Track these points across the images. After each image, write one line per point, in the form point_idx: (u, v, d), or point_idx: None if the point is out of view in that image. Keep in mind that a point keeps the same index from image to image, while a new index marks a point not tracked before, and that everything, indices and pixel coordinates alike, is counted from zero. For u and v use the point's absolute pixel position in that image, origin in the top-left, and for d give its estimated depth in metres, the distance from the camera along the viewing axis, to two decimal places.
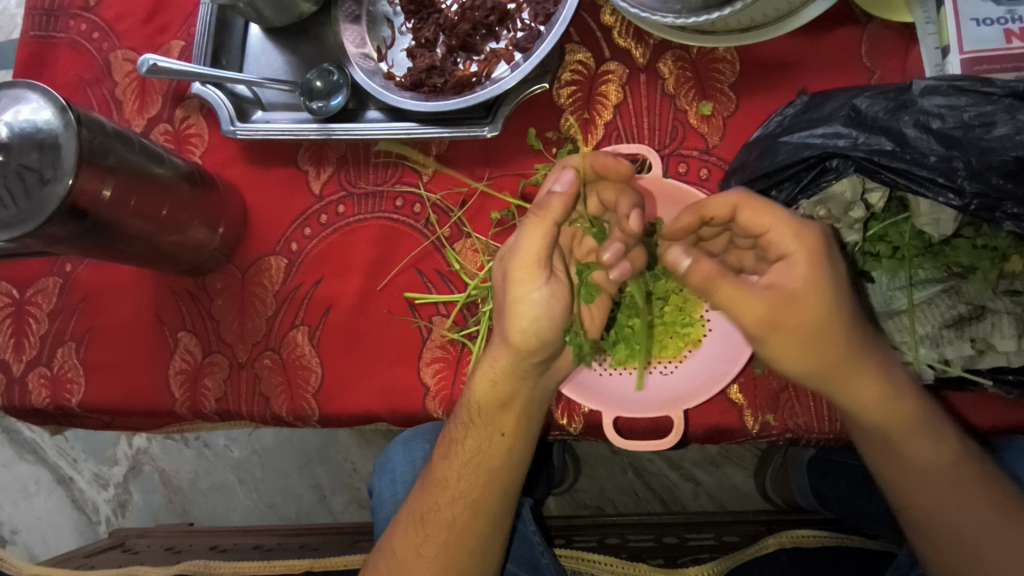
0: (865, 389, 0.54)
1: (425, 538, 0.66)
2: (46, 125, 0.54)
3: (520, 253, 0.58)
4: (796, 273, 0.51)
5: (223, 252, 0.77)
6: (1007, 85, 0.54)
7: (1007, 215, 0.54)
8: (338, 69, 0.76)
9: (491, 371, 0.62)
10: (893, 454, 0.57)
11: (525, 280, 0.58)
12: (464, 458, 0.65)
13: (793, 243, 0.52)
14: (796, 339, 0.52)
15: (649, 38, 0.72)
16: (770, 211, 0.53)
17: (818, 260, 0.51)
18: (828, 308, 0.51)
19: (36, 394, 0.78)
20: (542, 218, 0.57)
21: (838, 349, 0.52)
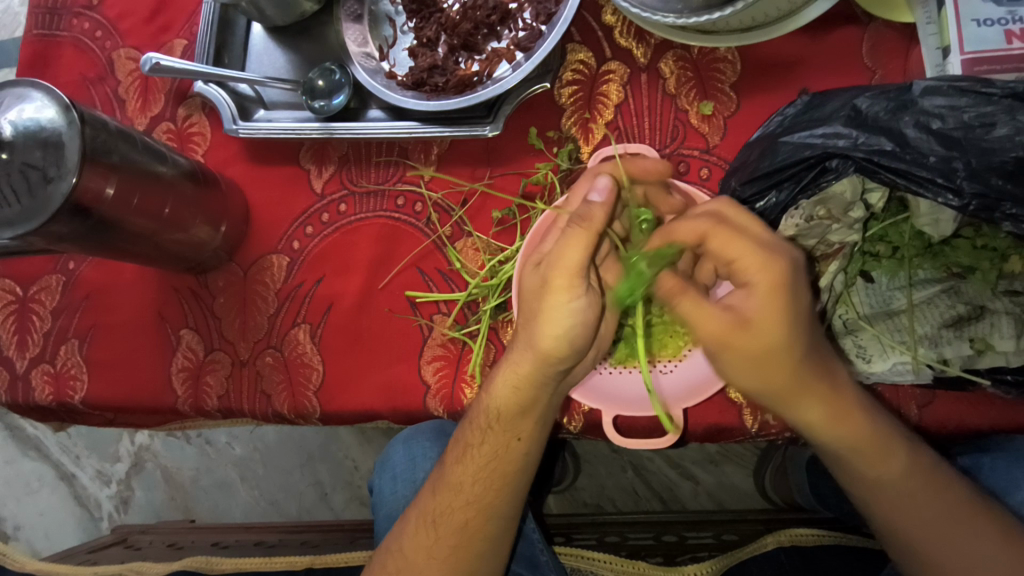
0: (812, 408, 0.55)
1: (437, 540, 0.66)
2: (49, 124, 0.55)
3: (556, 261, 0.57)
4: (753, 301, 0.52)
5: (225, 250, 0.77)
6: (1007, 86, 0.54)
7: (1005, 216, 0.54)
8: (340, 69, 0.76)
9: (514, 373, 0.61)
10: (850, 468, 0.58)
11: (559, 291, 0.57)
12: (480, 463, 0.65)
13: (759, 271, 0.52)
14: (748, 361, 0.54)
15: (650, 38, 0.72)
16: (737, 239, 0.52)
17: (781, 292, 0.51)
18: (780, 338, 0.52)
19: (39, 391, 0.79)
20: (585, 233, 0.55)
21: (791, 372, 0.53)
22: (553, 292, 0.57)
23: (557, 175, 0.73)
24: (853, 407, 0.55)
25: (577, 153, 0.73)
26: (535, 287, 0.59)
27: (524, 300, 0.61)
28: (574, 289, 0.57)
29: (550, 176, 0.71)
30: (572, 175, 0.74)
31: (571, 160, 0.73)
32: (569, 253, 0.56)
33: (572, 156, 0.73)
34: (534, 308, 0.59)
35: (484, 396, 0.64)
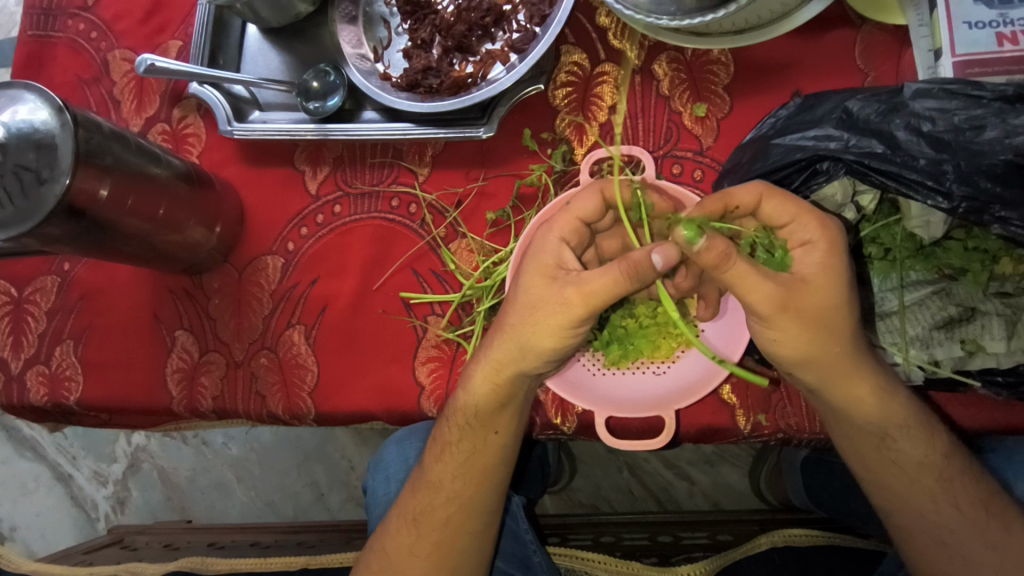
0: (861, 387, 0.54)
1: (417, 538, 0.67)
2: (43, 125, 0.55)
3: (589, 287, 0.54)
4: (813, 261, 0.51)
5: (220, 251, 0.77)
6: (997, 89, 0.55)
7: (995, 218, 0.54)
8: (334, 70, 0.76)
9: (496, 363, 0.60)
10: (885, 451, 0.57)
11: (574, 314, 0.55)
12: (459, 459, 0.66)
13: (816, 233, 0.51)
14: (800, 334, 0.51)
15: (644, 40, 0.72)
16: (793, 202, 0.52)
17: (836, 254, 0.51)
18: (841, 301, 0.51)
19: (34, 392, 0.79)
20: (626, 280, 0.53)
21: (846, 340, 0.52)
22: (568, 307, 0.55)
23: (551, 177, 0.73)
24: (893, 386, 0.56)
25: (571, 155, 0.73)
26: (547, 296, 0.56)
27: (527, 298, 0.57)
28: (587, 320, 0.56)
29: (544, 177, 0.72)
30: (566, 176, 0.74)
31: (564, 161, 0.73)
32: (602, 285, 0.54)
33: (566, 158, 0.73)
34: (538, 318, 0.57)
35: (460, 394, 0.64)
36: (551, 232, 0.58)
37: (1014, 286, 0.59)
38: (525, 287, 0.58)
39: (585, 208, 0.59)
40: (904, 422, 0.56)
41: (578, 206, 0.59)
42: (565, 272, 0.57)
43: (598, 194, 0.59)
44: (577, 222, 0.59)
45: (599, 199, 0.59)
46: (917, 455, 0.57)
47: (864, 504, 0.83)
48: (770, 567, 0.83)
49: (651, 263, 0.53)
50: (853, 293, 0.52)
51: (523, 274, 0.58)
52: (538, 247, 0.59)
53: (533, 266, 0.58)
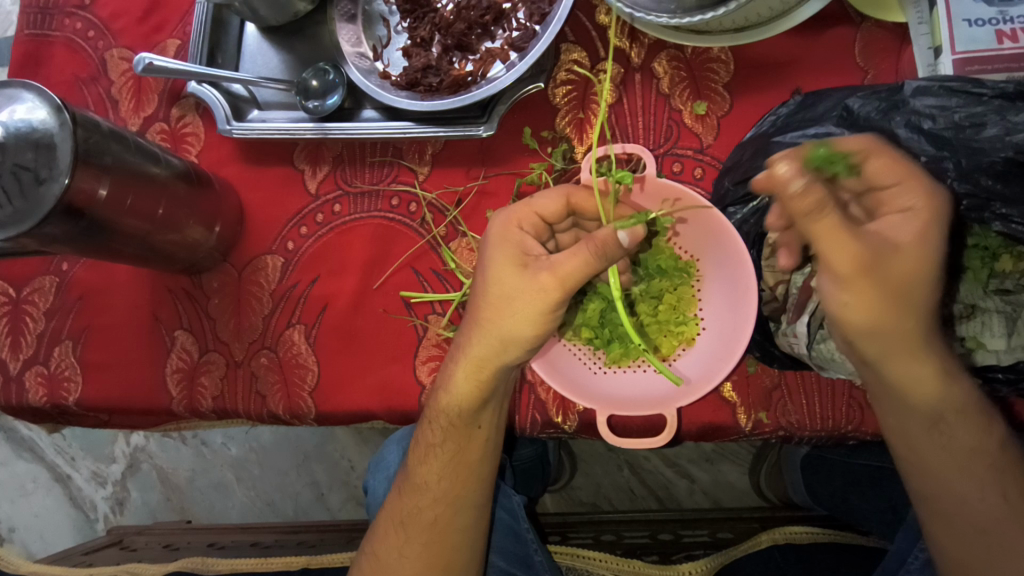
0: (925, 363, 0.52)
1: (406, 540, 0.66)
2: (41, 125, 0.55)
3: (564, 271, 0.55)
4: (911, 226, 0.50)
5: (220, 250, 0.77)
6: (997, 86, 0.54)
7: (996, 215, 0.55)
8: (333, 69, 0.76)
9: (477, 358, 0.60)
10: (937, 436, 0.55)
11: (552, 298, 0.56)
12: (443, 460, 0.65)
13: (920, 201, 0.51)
14: (885, 297, 0.49)
15: (644, 38, 0.72)
16: (903, 166, 0.52)
17: (934, 223, 0.50)
18: (927, 267, 0.50)
19: (33, 393, 0.78)
20: (596, 260, 0.55)
21: (920, 309, 0.50)
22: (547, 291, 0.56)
23: (551, 175, 0.73)
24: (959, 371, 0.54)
25: (571, 153, 0.73)
26: (522, 286, 0.56)
27: (499, 288, 0.57)
28: (562, 303, 0.57)
29: (544, 176, 0.72)
30: (566, 175, 0.74)
31: (565, 159, 0.73)
32: (575, 266, 0.55)
33: (566, 156, 0.73)
34: (515, 307, 0.57)
35: (441, 395, 0.63)
36: (513, 221, 0.59)
37: (1014, 283, 0.59)
38: (496, 278, 0.57)
39: (546, 206, 0.61)
40: (960, 408, 0.54)
41: (539, 205, 0.60)
42: (533, 259, 0.57)
43: (563, 198, 0.61)
44: (535, 216, 0.60)
45: (564, 203, 0.61)
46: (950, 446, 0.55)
47: (867, 503, 0.84)
48: (771, 565, 0.83)
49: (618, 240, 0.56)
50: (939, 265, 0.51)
51: (489, 265, 0.58)
52: (502, 239, 0.59)
53: (500, 256, 0.58)
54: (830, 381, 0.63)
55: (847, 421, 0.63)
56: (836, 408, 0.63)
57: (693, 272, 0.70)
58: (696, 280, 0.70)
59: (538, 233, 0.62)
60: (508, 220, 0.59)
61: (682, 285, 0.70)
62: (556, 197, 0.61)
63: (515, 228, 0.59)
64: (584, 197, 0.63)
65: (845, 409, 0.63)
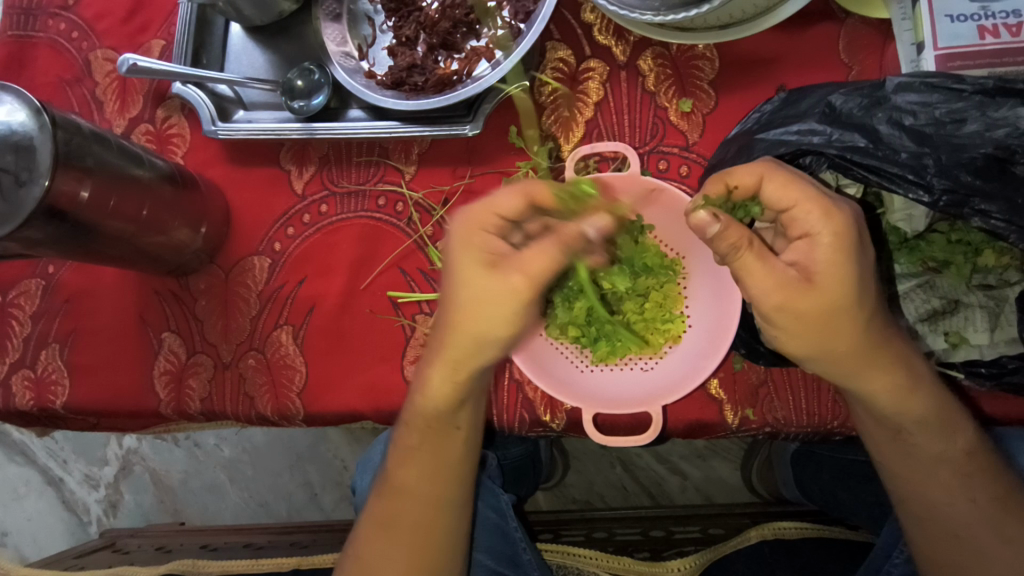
0: (881, 381, 0.54)
1: (388, 540, 0.66)
2: (20, 127, 0.54)
3: (532, 269, 0.54)
4: (818, 256, 0.49)
5: (207, 252, 0.77)
6: (977, 82, 0.55)
7: (976, 211, 0.54)
8: (319, 68, 0.76)
9: (451, 360, 0.58)
10: (903, 444, 0.58)
11: (524, 297, 0.55)
12: (422, 462, 0.66)
13: (820, 224, 0.50)
14: (814, 329, 0.50)
15: (629, 35, 0.72)
16: (796, 189, 0.51)
17: (846, 250, 0.49)
18: (848, 299, 0.49)
19: (20, 397, 0.78)
20: (561, 255, 0.56)
21: (862, 336, 0.51)
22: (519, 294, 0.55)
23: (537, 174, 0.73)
24: (922, 388, 0.55)
25: (558, 151, 0.73)
26: (490, 289, 0.55)
27: (470, 293, 0.55)
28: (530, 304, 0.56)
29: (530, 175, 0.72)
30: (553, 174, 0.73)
31: (551, 158, 0.73)
32: (543, 263, 0.55)
33: (552, 154, 0.73)
34: (490, 307, 0.55)
35: (417, 397, 0.63)
36: (479, 224, 0.56)
37: (997, 278, 0.60)
38: (464, 282, 0.56)
39: (507, 206, 0.57)
40: (924, 420, 0.56)
41: (500, 205, 0.57)
42: (500, 260, 0.56)
43: (523, 197, 0.57)
44: (496, 217, 0.57)
45: (523, 201, 0.57)
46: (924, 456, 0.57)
47: (853, 498, 0.85)
48: (761, 559, 0.83)
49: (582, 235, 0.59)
50: (865, 289, 0.50)
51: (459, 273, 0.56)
52: (466, 242, 0.56)
53: (467, 261, 0.55)
54: (815, 377, 0.63)
55: (832, 417, 0.63)
56: (822, 404, 0.63)
57: (680, 270, 0.71)
58: (683, 277, 0.71)
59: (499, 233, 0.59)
60: (469, 221, 0.56)
61: (669, 283, 0.70)
62: (515, 197, 0.57)
63: (478, 231, 0.56)
64: (544, 193, 0.58)
65: (830, 404, 0.63)
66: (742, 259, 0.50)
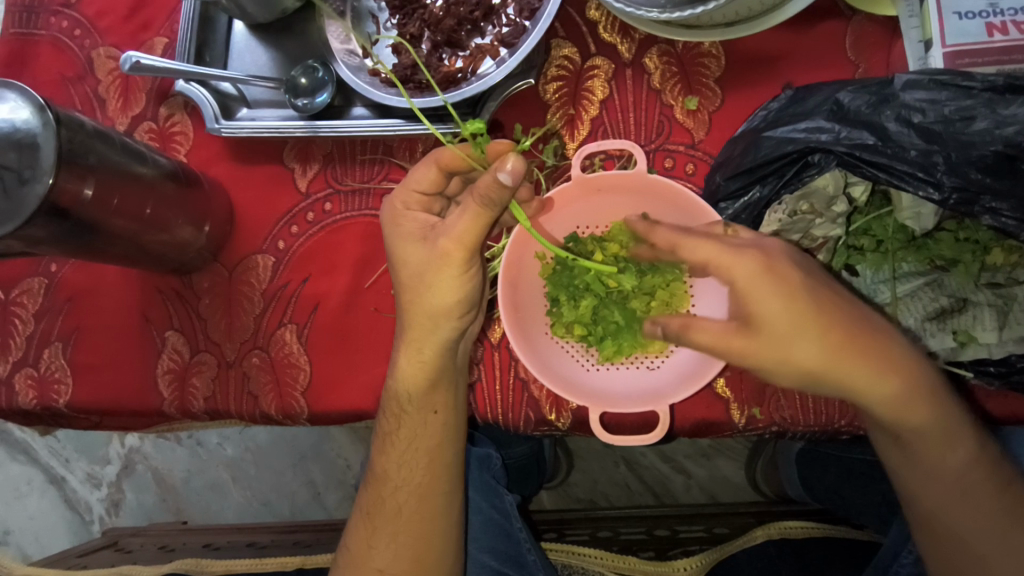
0: (873, 393, 0.52)
1: (374, 530, 0.68)
2: (24, 125, 0.54)
3: (456, 233, 0.58)
4: (754, 298, 0.51)
5: (210, 250, 0.76)
6: (987, 79, 0.54)
7: (985, 209, 0.54)
8: (323, 66, 0.76)
9: (414, 340, 0.63)
10: (911, 451, 0.57)
11: (454, 260, 0.60)
12: (401, 447, 0.67)
13: (744, 272, 0.51)
14: (772, 363, 0.51)
15: (635, 33, 0.72)
16: (705, 243, 0.53)
17: (779, 285, 0.50)
18: (797, 320, 0.50)
19: (23, 395, 0.78)
20: (481, 209, 0.57)
21: (832, 356, 0.51)
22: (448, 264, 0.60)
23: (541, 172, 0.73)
24: (927, 395, 0.54)
25: (562, 149, 0.73)
26: (422, 260, 0.61)
27: (407, 269, 0.62)
28: (465, 264, 0.60)
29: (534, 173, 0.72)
30: (557, 172, 0.73)
31: (556, 156, 0.73)
32: (461, 225, 0.58)
33: (557, 153, 0.73)
34: (426, 281, 0.61)
35: (390, 382, 0.65)
36: (402, 208, 0.63)
37: (1006, 276, 0.59)
38: (401, 260, 0.62)
39: (422, 181, 0.62)
40: (931, 427, 0.55)
41: (413, 181, 0.62)
42: (430, 231, 0.62)
43: (433, 167, 0.61)
44: (417, 194, 0.63)
45: (436, 170, 0.61)
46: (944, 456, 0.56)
47: (859, 496, 0.85)
48: (769, 560, 0.83)
49: (499, 184, 0.54)
50: (823, 309, 0.51)
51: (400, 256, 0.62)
52: (394, 227, 0.63)
53: (400, 241, 0.62)
54: None
55: (840, 416, 0.62)
56: (830, 403, 0.63)
57: None
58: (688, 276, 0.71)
59: (433, 204, 0.64)
60: (392, 207, 0.63)
61: (676, 281, 0.70)
62: (428, 169, 0.61)
63: (402, 212, 0.63)
64: (451, 156, 0.60)
65: (838, 403, 0.62)
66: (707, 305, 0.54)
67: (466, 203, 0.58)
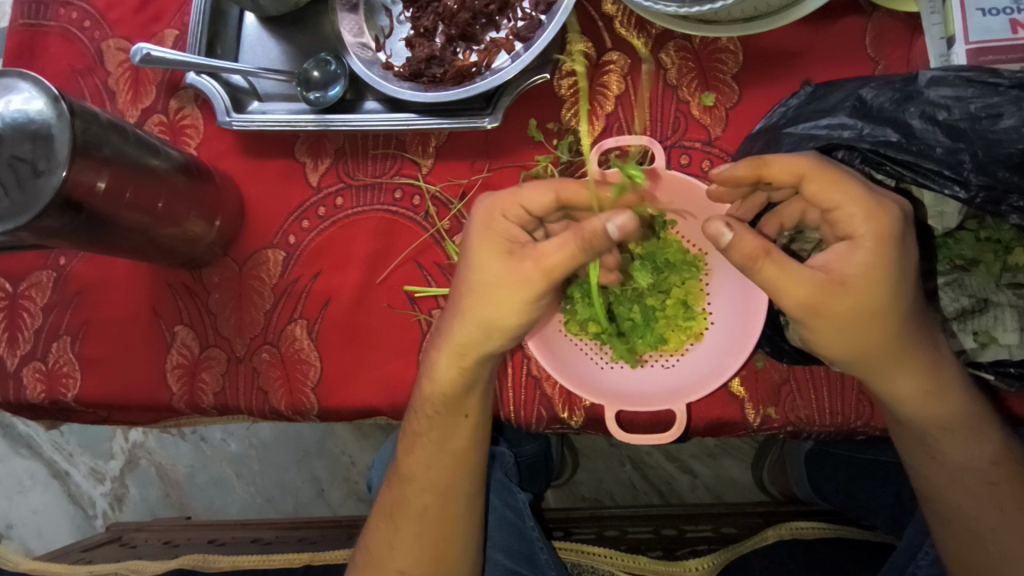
0: (909, 385, 0.53)
1: (396, 530, 0.67)
2: (38, 116, 0.53)
3: (550, 262, 0.54)
4: (856, 259, 0.49)
5: (220, 244, 0.76)
6: (1015, 76, 0.53)
7: (1013, 208, 0.53)
8: (335, 59, 0.75)
9: (458, 345, 0.60)
10: (928, 450, 0.58)
11: (536, 287, 0.56)
12: (430, 449, 0.66)
13: (862, 225, 0.49)
14: (837, 334, 0.50)
15: (652, 27, 0.71)
16: (839, 185, 0.50)
17: (881, 251, 0.49)
18: (883, 300, 0.49)
19: (31, 389, 0.77)
20: (583, 252, 0.54)
21: (895, 337, 0.51)
22: (528, 287, 0.56)
23: (557, 167, 0.72)
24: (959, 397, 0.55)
25: (578, 145, 0.72)
26: (507, 276, 0.56)
27: (483, 277, 0.57)
28: (544, 293, 0.57)
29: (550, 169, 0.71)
30: (572, 167, 0.73)
31: (571, 152, 0.72)
32: (559, 257, 0.54)
33: (572, 148, 0.72)
34: (501, 297, 0.57)
35: (425, 382, 0.63)
36: (500, 215, 0.58)
37: None
38: (479, 266, 0.57)
39: (532, 199, 0.58)
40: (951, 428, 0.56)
41: (525, 196, 0.57)
42: (519, 248, 0.57)
43: (552, 194, 0.58)
44: (520, 208, 0.58)
45: (552, 199, 0.58)
46: (964, 458, 0.57)
47: (872, 497, 0.84)
48: (777, 558, 0.82)
49: (606, 233, 0.54)
50: (901, 290, 0.50)
51: (477, 259, 0.57)
52: (487, 228, 0.57)
53: (484, 245, 0.57)
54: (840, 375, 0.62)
55: (857, 416, 0.62)
56: (846, 403, 0.62)
57: (702, 265, 0.70)
58: (705, 273, 0.70)
59: (524, 224, 0.59)
60: (490, 207, 0.58)
61: (692, 279, 0.70)
62: (544, 193, 0.58)
63: (500, 218, 0.58)
64: (573, 191, 0.58)
65: (855, 402, 0.62)
66: (762, 269, 0.50)
67: (568, 233, 0.55)
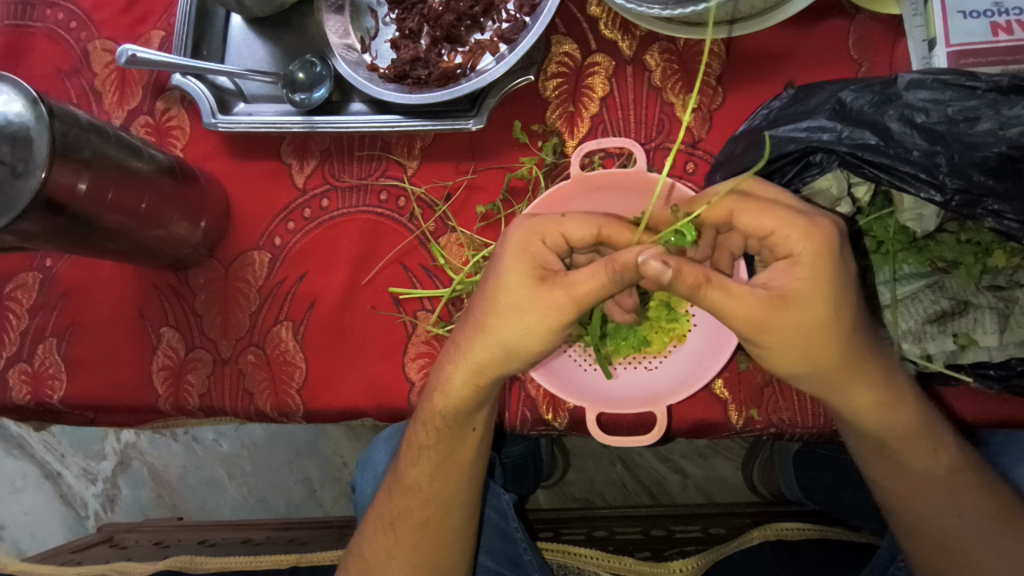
0: (861, 396, 0.54)
1: (395, 540, 0.67)
2: (17, 118, 0.53)
3: (580, 292, 0.54)
4: (797, 276, 0.50)
5: (206, 246, 0.76)
6: (991, 80, 0.54)
7: (988, 212, 0.53)
8: (320, 61, 0.75)
9: (475, 363, 0.59)
10: (897, 461, 0.58)
11: (563, 316, 0.55)
12: (435, 461, 0.66)
13: (800, 245, 0.49)
14: (784, 350, 0.51)
15: (636, 29, 0.71)
16: (769, 215, 0.51)
17: (824, 268, 0.49)
18: (828, 316, 0.50)
19: (16, 390, 0.77)
20: (613, 284, 0.53)
21: (841, 351, 0.51)
22: (555, 315, 0.55)
23: (542, 169, 0.72)
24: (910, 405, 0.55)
25: (562, 147, 0.72)
26: (536, 302, 0.56)
27: (511, 299, 0.57)
28: (570, 323, 0.56)
29: (534, 171, 0.71)
30: (557, 169, 0.73)
31: (555, 153, 0.72)
32: (589, 287, 0.54)
33: (557, 150, 0.72)
34: (527, 320, 0.56)
35: (435, 396, 0.63)
36: (539, 241, 0.57)
37: (1007, 279, 0.59)
38: (509, 287, 0.56)
39: (576, 229, 0.57)
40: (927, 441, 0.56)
41: (569, 226, 0.57)
42: (551, 275, 0.56)
43: (594, 230, 0.58)
44: (561, 235, 0.57)
45: (594, 234, 0.58)
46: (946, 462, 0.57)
47: (856, 497, 0.84)
48: (764, 559, 0.82)
49: (637, 264, 0.52)
50: (845, 303, 0.50)
51: (507, 278, 0.57)
52: (522, 250, 0.57)
53: (518, 267, 0.56)
54: None
55: None
56: (829, 406, 0.62)
57: None
58: None
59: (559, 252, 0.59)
60: (531, 230, 0.57)
61: None
62: (589, 227, 0.57)
63: (537, 241, 0.57)
64: (615, 229, 0.58)
65: None
66: (706, 296, 0.50)
67: (600, 262, 0.54)
